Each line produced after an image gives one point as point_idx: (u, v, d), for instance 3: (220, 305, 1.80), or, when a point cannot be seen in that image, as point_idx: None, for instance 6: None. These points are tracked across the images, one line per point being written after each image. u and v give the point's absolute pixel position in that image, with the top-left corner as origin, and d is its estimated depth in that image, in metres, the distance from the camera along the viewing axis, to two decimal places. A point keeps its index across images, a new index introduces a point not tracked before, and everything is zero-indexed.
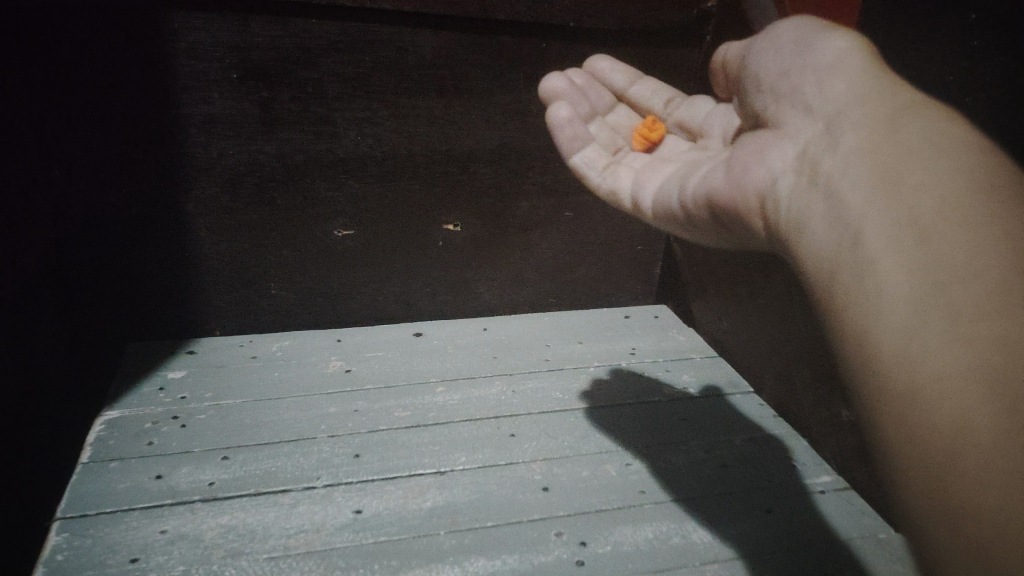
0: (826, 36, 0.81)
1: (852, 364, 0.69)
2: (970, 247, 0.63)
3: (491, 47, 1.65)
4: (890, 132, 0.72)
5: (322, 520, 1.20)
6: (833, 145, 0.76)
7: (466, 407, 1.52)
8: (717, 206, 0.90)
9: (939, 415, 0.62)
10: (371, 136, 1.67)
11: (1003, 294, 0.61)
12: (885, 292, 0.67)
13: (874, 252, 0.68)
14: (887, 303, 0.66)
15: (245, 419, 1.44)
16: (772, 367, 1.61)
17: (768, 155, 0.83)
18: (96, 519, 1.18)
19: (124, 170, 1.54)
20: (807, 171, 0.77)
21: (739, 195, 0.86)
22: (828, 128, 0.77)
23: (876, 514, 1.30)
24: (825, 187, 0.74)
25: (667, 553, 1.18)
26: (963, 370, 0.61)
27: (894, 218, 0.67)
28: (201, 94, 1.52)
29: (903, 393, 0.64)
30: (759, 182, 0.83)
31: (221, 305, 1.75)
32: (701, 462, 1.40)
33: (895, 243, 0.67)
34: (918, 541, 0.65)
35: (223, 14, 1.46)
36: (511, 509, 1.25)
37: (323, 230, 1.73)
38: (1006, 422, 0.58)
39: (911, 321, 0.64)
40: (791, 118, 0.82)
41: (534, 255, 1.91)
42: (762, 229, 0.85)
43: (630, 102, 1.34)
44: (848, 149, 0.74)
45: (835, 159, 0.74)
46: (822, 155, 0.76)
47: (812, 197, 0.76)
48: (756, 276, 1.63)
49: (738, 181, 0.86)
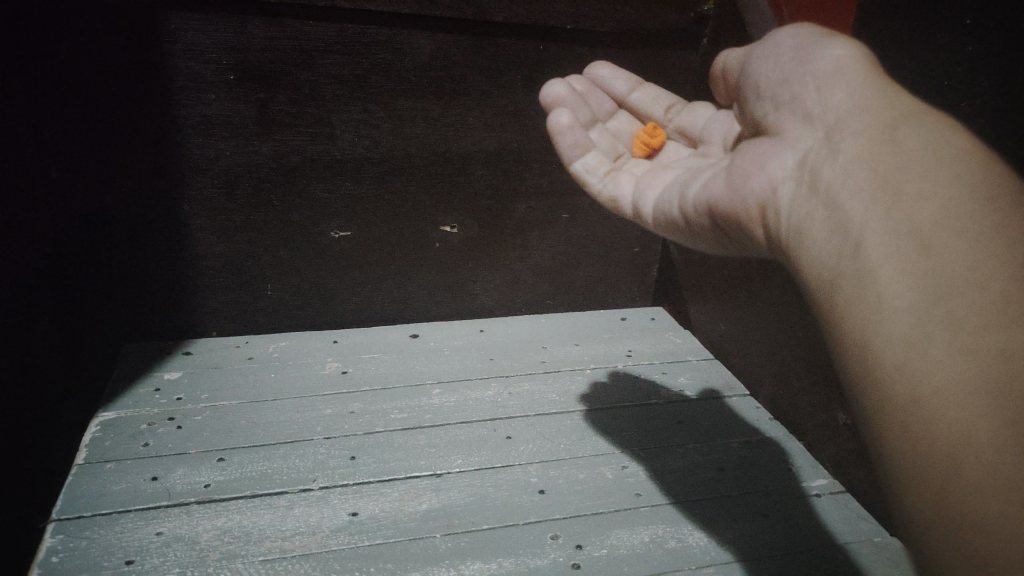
0: (825, 46, 0.81)
1: (851, 376, 0.68)
2: (971, 254, 0.61)
3: (489, 49, 1.65)
4: (891, 139, 0.70)
5: (318, 522, 1.20)
6: (832, 153, 0.74)
7: (463, 409, 1.52)
8: (721, 215, 0.90)
9: (940, 428, 0.60)
10: (368, 138, 1.67)
11: (1005, 304, 0.59)
12: (884, 302, 0.65)
13: (874, 261, 0.66)
14: (886, 313, 0.64)
15: (241, 420, 1.44)
16: (768, 370, 1.61)
17: (769, 164, 0.82)
18: (92, 521, 1.17)
19: (120, 171, 1.54)
20: (807, 180, 0.76)
21: (741, 204, 0.85)
22: (828, 137, 0.75)
23: (871, 517, 1.30)
24: (826, 196, 0.73)
25: (663, 557, 1.18)
26: (963, 381, 0.59)
27: (894, 226, 0.66)
28: (197, 95, 1.52)
29: (903, 406, 0.62)
30: (759, 191, 0.83)
31: (217, 307, 1.74)
32: (697, 465, 1.40)
33: (894, 251, 0.65)
34: (921, 559, 0.62)
35: (219, 16, 1.46)
36: (507, 512, 1.25)
37: (319, 231, 1.73)
38: (1009, 436, 0.56)
39: (910, 331, 0.62)
40: (790, 126, 0.81)
41: (532, 256, 1.91)
42: (763, 238, 0.84)
43: (631, 109, 1.33)
44: (849, 158, 0.72)
45: (835, 167, 0.73)
46: (822, 164, 0.75)
47: (814, 207, 0.74)
48: (752, 279, 1.63)
49: (738, 190, 0.85)
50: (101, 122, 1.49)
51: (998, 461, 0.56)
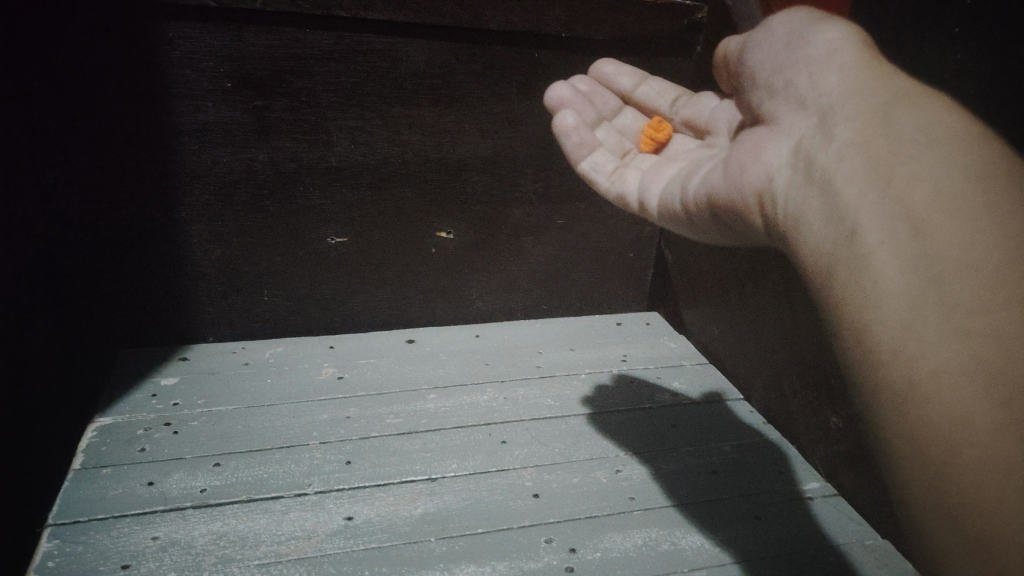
0: (817, 26, 0.81)
1: (851, 355, 0.74)
2: (966, 237, 0.67)
3: (485, 57, 1.66)
4: (886, 124, 0.73)
5: (314, 527, 1.21)
6: (825, 139, 0.77)
7: (458, 414, 1.53)
8: (717, 205, 0.91)
9: (940, 406, 0.67)
10: (365, 144, 1.68)
11: (997, 287, 0.65)
12: (883, 288, 0.70)
13: (872, 248, 0.71)
14: (886, 299, 0.70)
15: (237, 425, 1.45)
16: (763, 375, 1.62)
17: (763, 152, 0.84)
18: (88, 526, 1.18)
19: (118, 178, 1.55)
20: (802, 166, 0.79)
21: (737, 193, 0.87)
22: (821, 122, 0.78)
23: (862, 520, 1.31)
24: (821, 182, 0.76)
25: (656, 559, 1.19)
26: (960, 363, 0.66)
27: (890, 213, 0.71)
28: (195, 103, 1.53)
29: (904, 387, 0.69)
30: (754, 181, 0.84)
31: (214, 313, 1.75)
32: (690, 469, 1.41)
33: (890, 234, 0.70)
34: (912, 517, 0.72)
35: (216, 24, 1.48)
36: (501, 516, 1.26)
37: (316, 237, 1.74)
38: (1004, 410, 0.64)
39: (909, 316, 0.69)
40: (783, 111, 0.82)
41: (527, 262, 1.92)
42: (759, 225, 0.86)
43: (637, 103, 1.33)
44: (842, 141, 0.75)
45: (829, 153, 0.76)
46: (817, 149, 0.77)
47: (809, 192, 0.77)
48: (746, 284, 1.64)
49: (735, 180, 0.87)
50: (102, 125, 1.50)
51: (998, 431, 0.65)
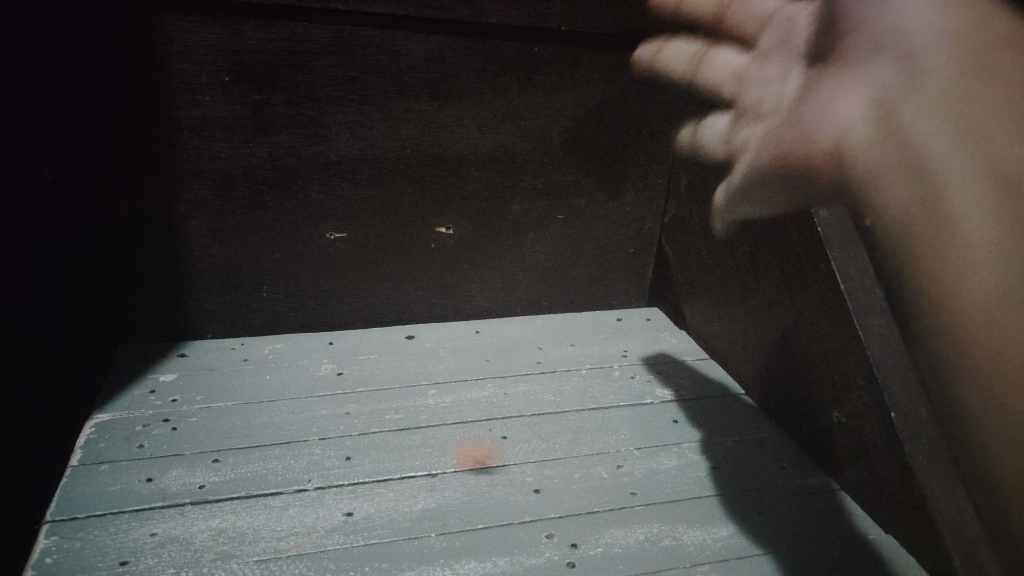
0: None
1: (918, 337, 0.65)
2: None
3: (484, 51, 1.66)
4: (994, 75, 0.52)
5: (314, 522, 1.20)
6: (920, 92, 0.56)
7: (458, 410, 1.52)
8: (749, 175, 0.85)
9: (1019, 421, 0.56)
10: (364, 139, 1.67)
11: None
12: (960, 292, 0.55)
13: (967, 241, 0.54)
14: (961, 306, 0.55)
15: (236, 421, 1.44)
16: (764, 370, 1.61)
17: (840, 103, 0.65)
18: (86, 522, 1.17)
19: (116, 173, 1.54)
20: (893, 125, 0.59)
21: (813, 140, 0.70)
22: (912, 68, 0.56)
23: (865, 515, 1.31)
24: (914, 147, 0.57)
25: (658, 555, 1.19)
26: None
27: (986, 190, 0.53)
28: (193, 97, 1.53)
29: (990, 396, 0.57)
30: (833, 130, 0.67)
31: (213, 309, 1.74)
32: (692, 465, 1.41)
33: (991, 220, 0.53)
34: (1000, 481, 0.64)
35: (214, 17, 1.47)
36: (501, 512, 1.25)
37: (314, 233, 1.73)
38: None
39: (991, 327, 0.54)
40: (870, 51, 0.60)
41: (527, 258, 1.91)
42: (831, 185, 0.71)
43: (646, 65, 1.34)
44: (939, 98, 0.55)
45: (926, 113, 0.56)
46: (907, 104, 0.57)
47: (903, 159, 0.58)
48: (749, 278, 1.64)
49: (804, 124, 0.71)
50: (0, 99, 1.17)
51: None
